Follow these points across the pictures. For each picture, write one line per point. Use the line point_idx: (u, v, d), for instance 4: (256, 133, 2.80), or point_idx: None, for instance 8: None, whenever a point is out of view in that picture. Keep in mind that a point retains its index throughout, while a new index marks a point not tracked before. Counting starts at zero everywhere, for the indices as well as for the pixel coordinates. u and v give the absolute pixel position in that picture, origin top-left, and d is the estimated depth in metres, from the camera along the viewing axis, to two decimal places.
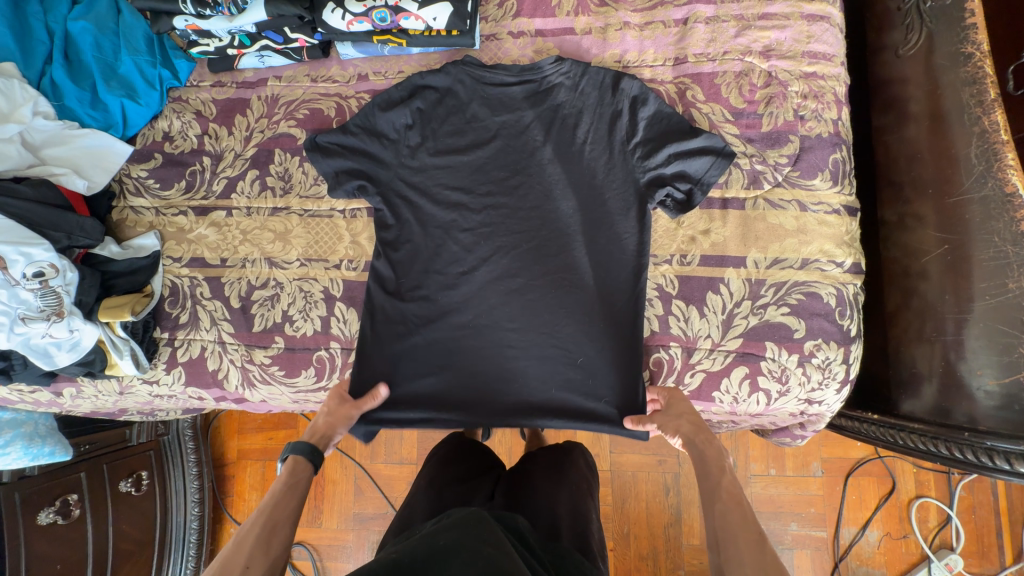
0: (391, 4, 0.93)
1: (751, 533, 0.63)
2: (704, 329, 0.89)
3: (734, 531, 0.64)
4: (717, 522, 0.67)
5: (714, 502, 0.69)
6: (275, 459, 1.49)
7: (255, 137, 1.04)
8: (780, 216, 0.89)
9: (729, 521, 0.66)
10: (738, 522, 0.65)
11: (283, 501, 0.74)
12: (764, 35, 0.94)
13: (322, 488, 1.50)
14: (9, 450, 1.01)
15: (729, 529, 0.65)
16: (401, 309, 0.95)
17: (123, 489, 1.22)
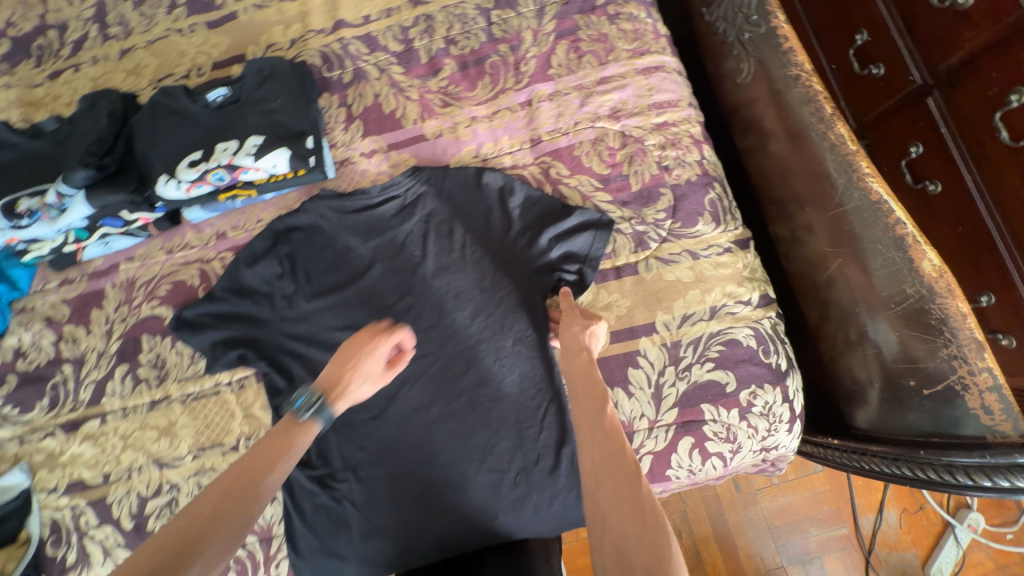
0: (226, 163, 0.88)
1: (624, 469, 0.60)
2: (636, 408, 0.83)
3: (610, 470, 0.60)
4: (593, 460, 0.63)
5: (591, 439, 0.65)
6: None
7: (117, 328, 0.94)
8: (676, 270, 0.86)
9: (608, 459, 0.62)
10: (611, 458, 0.62)
11: (243, 483, 0.61)
12: (606, 98, 0.94)
13: None
14: None
15: (608, 469, 0.61)
16: (314, 478, 0.84)
17: None
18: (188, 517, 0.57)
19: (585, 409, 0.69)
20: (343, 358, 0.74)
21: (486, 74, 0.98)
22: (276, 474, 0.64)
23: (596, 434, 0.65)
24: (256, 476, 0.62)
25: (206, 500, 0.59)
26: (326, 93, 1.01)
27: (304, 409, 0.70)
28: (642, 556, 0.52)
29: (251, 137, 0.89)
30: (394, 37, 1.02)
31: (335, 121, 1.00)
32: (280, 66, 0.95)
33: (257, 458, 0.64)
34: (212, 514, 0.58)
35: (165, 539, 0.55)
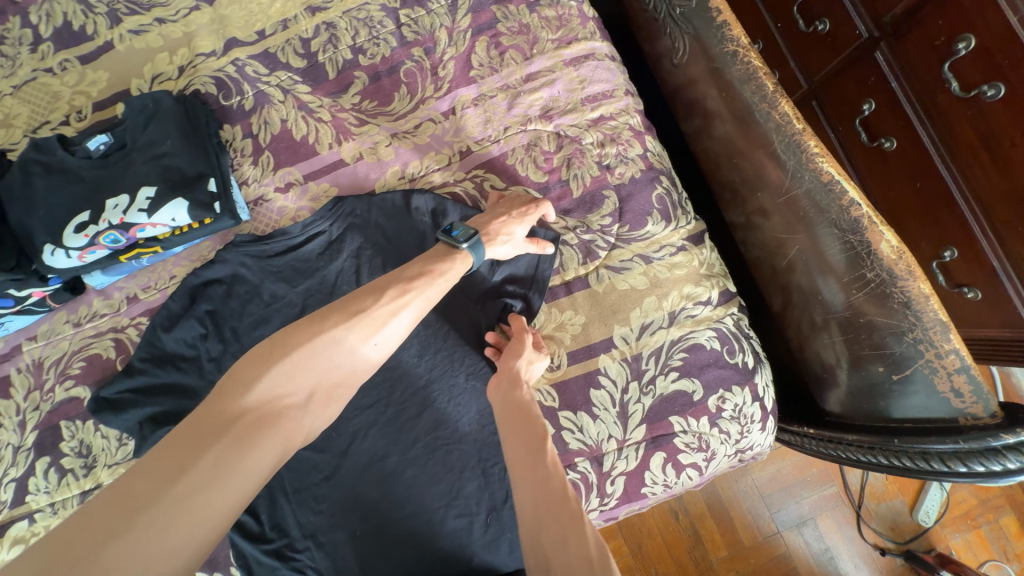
0: (117, 223, 0.78)
1: (566, 509, 0.58)
2: (603, 431, 0.78)
3: (552, 510, 0.59)
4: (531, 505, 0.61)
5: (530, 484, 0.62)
6: None
7: (31, 417, 0.85)
8: (629, 278, 0.80)
9: (549, 499, 0.60)
10: (553, 501, 0.59)
11: (364, 320, 0.62)
12: (536, 97, 0.86)
13: None
14: None
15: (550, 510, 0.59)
16: (271, 552, 0.78)
17: None
18: (299, 345, 0.58)
19: (523, 454, 0.65)
20: (496, 213, 0.77)
21: (401, 83, 0.88)
22: (394, 322, 0.64)
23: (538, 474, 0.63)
24: (371, 326, 0.62)
25: (325, 328, 0.60)
26: (227, 123, 0.90)
27: (459, 238, 0.72)
28: None
29: (142, 189, 0.79)
30: (294, 52, 0.90)
31: (241, 155, 0.89)
32: (165, 101, 0.83)
33: (380, 292, 0.64)
34: (316, 354, 0.59)
35: (282, 353, 0.58)
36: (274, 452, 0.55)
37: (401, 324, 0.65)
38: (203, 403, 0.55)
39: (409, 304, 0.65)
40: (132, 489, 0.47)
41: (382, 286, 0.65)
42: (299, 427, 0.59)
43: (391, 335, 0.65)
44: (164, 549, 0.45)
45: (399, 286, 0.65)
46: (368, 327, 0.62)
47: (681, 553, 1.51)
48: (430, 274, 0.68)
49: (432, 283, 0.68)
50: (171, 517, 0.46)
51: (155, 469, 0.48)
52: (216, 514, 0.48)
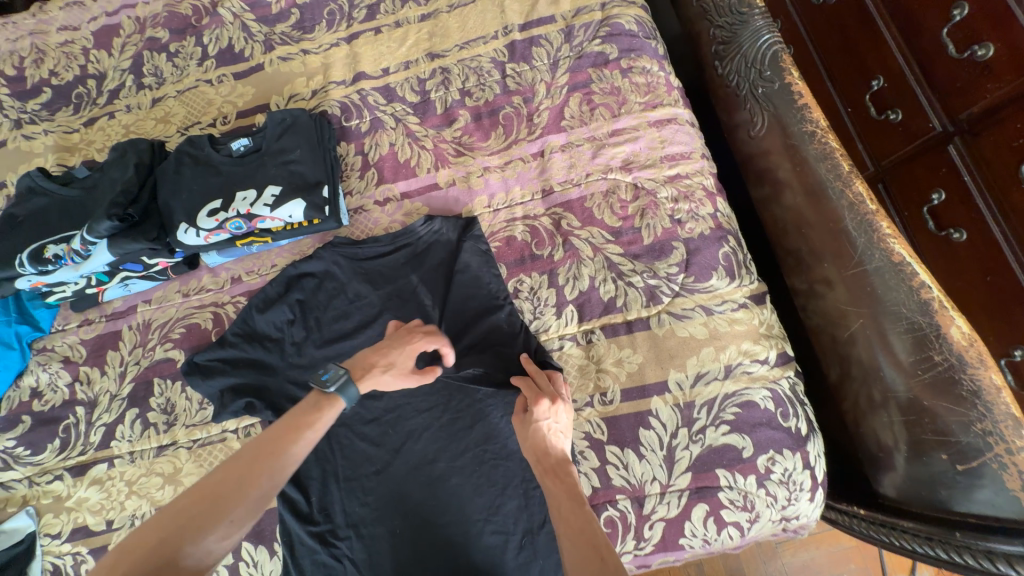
0: (244, 213, 0.91)
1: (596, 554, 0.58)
2: (648, 472, 0.80)
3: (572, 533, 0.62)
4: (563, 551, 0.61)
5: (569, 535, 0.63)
6: None
7: (130, 370, 0.95)
8: (689, 326, 0.84)
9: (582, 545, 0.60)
10: (583, 551, 0.59)
11: (219, 503, 0.57)
12: (618, 150, 0.94)
13: None
14: None
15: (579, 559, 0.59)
16: (315, 534, 0.82)
17: None
18: (158, 538, 0.53)
19: (565, 502, 0.67)
20: (378, 347, 0.76)
21: (499, 125, 0.99)
22: (254, 496, 0.59)
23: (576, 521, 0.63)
24: (228, 503, 0.57)
25: (181, 511, 0.56)
26: (344, 141, 1.03)
27: (328, 381, 0.69)
28: None
29: (269, 187, 0.92)
30: (410, 88, 1.04)
31: (351, 169, 1.01)
32: (299, 117, 0.97)
33: (250, 466, 0.60)
34: (175, 542, 0.53)
35: (133, 553, 0.52)
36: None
37: (265, 486, 0.60)
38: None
39: (274, 466, 0.61)
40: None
41: (254, 459, 0.61)
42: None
43: (251, 503, 0.58)
44: None
45: (266, 448, 0.62)
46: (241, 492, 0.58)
47: None
48: (302, 430, 0.66)
49: (297, 443, 0.64)
50: None
51: None
52: None
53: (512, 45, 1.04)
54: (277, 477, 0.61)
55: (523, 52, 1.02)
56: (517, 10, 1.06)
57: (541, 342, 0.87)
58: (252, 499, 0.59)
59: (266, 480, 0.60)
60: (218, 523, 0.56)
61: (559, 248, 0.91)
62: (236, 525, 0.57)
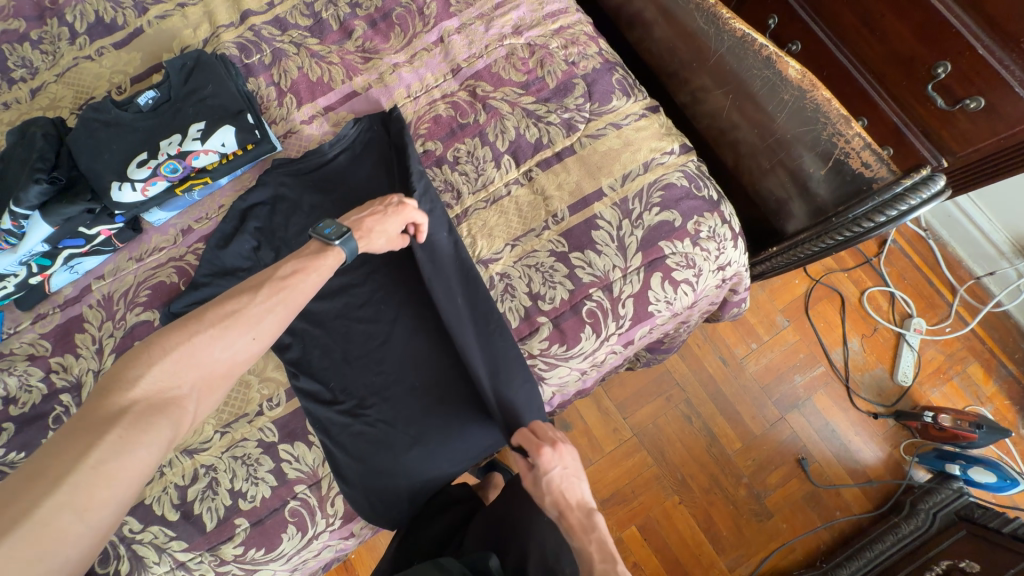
0: (176, 153, 0.92)
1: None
2: (608, 262, 0.94)
3: None
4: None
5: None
6: None
7: (107, 344, 0.95)
8: (606, 141, 0.99)
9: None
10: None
11: (238, 328, 0.67)
12: (507, 19, 1.06)
13: None
14: None
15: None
16: (344, 412, 0.89)
17: None
18: (187, 340, 0.63)
19: (593, 551, 0.78)
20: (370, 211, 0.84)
21: (396, 24, 1.07)
22: (265, 319, 0.69)
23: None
24: (244, 323, 0.67)
25: (201, 329, 0.65)
26: (252, 77, 1.05)
27: (332, 236, 0.78)
28: None
29: (193, 124, 0.94)
30: (301, 14, 1.08)
31: (267, 100, 1.05)
32: (201, 58, 0.99)
33: (262, 290, 0.70)
34: (201, 346, 0.64)
35: (162, 350, 0.62)
36: (169, 434, 0.59)
37: (277, 317, 0.70)
38: (84, 406, 0.58)
39: (286, 299, 0.71)
40: (35, 470, 0.52)
41: (263, 292, 0.70)
42: (191, 411, 0.63)
43: (265, 331, 0.69)
44: (85, 501, 0.52)
45: (273, 284, 0.71)
46: (246, 320, 0.67)
47: (702, 453, 1.64)
48: (305, 270, 0.74)
49: (306, 278, 0.74)
50: (90, 478, 0.53)
51: (67, 444, 0.54)
52: (128, 475, 0.55)
53: None
54: (285, 308, 0.71)
55: None
56: None
57: (492, 193, 0.98)
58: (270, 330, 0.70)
59: (277, 315, 0.70)
60: (239, 346, 0.67)
61: (481, 112, 1.01)
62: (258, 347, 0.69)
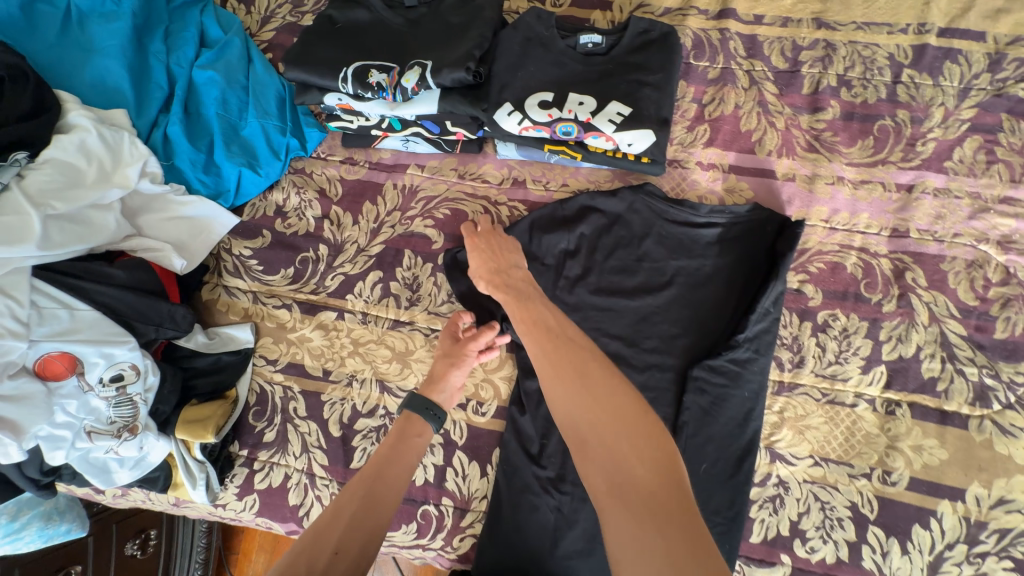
0: (582, 120, 0.80)
1: (695, 547, 0.46)
2: (906, 568, 0.73)
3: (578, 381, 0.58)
4: (553, 381, 0.60)
5: (598, 400, 0.56)
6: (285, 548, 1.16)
7: (383, 231, 0.89)
8: (1011, 444, 0.74)
9: (634, 490, 0.51)
10: (542, 342, 0.63)
11: (352, 511, 0.60)
12: (1003, 222, 0.80)
13: None
14: (22, 533, 0.81)
15: (643, 518, 0.49)
16: (539, 477, 0.79)
17: (129, 554, 0.95)
18: (300, 549, 0.56)
19: (514, 303, 0.70)
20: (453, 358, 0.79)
21: (872, 136, 0.85)
22: (372, 521, 0.60)
23: (600, 396, 0.56)
24: (352, 526, 0.59)
25: (306, 537, 0.57)
26: (684, 81, 0.90)
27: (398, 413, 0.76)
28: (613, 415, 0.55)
29: (616, 104, 0.80)
30: (781, 51, 0.89)
31: (680, 115, 0.89)
32: (669, 37, 0.84)
33: (358, 487, 0.63)
34: (312, 554, 0.55)
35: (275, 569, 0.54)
36: None
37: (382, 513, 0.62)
38: None
39: (379, 487, 0.63)
40: None
41: (356, 489, 0.63)
42: None
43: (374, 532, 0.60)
44: None
45: (363, 480, 0.64)
46: (354, 520, 0.59)
47: None
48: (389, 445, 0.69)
49: (403, 466, 0.68)
50: None
51: None
52: None
53: (922, 47, 0.86)
54: (393, 484, 0.65)
55: (932, 62, 0.86)
56: (943, 9, 0.88)
57: (835, 390, 0.78)
58: (382, 510, 0.62)
59: (389, 488, 0.64)
60: (355, 532, 0.58)
61: (892, 299, 0.80)
62: (374, 531, 0.60)
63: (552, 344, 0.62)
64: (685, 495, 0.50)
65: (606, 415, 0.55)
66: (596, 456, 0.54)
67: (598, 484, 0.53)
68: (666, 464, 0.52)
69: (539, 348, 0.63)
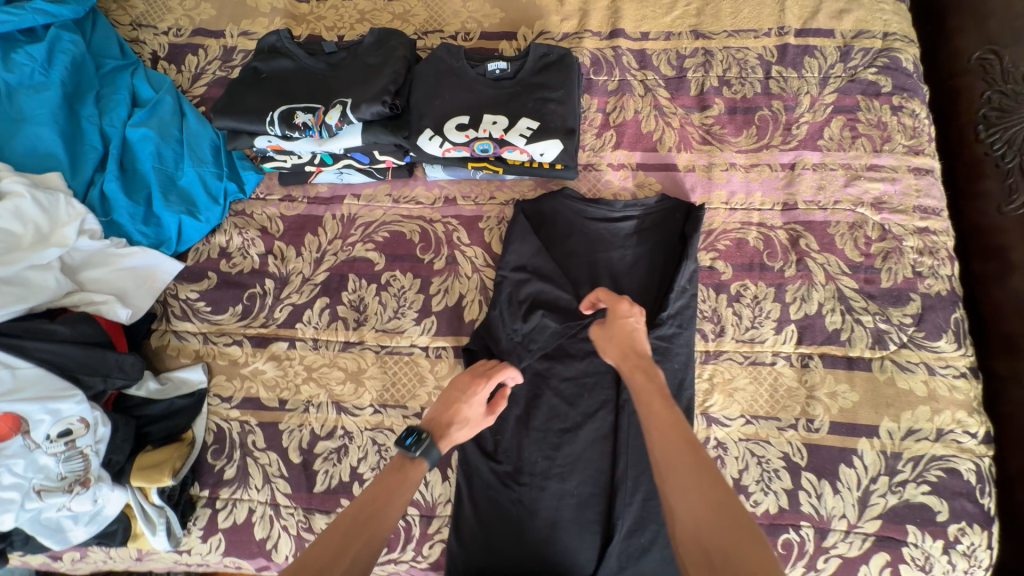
0: (496, 137, 0.88)
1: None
2: (839, 507, 0.79)
3: (703, 490, 0.58)
4: (681, 485, 0.59)
5: (723, 521, 0.55)
6: None
7: (327, 259, 0.94)
8: (910, 380, 0.83)
9: None
10: (675, 444, 0.62)
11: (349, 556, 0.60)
12: (873, 186, 0.92)
13: None
14: None
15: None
16: (496, 473, 0.82)
17: None
18: None
19: (648, 390, 0.69)
20: (452, 399, 0.77)
21: (754, 125, 0.96)
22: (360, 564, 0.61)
23: (727, 519, 0.55)
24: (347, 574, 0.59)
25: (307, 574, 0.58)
26: (588, 94, 1.00)
27: (411, 446, 0.72)
28: (737, 539, 0.54)
29: (525, 119, 0.89)
30: (668, 61, 1.01)
31: (589, 124, 0.99)
32: (566, 58, 0.94)
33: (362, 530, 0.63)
34: None
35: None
36: None
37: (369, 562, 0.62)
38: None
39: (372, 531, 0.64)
40: None
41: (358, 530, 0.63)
42: None
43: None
44: None
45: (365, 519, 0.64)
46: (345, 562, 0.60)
47: None
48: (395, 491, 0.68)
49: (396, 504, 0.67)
50: None
51: None
52: None
53: (784, 47, 1.00)
54: (390, 517, 0.66)
55: (794, 57, 0.99)
56: (797, 14, 1.02)
57: (755, 352, 0.86)
58: (374, 546, 0.63)
59: (381, 531, 0.64)
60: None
61: (792, 265, 0.89)
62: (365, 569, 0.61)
63: (688, 449, 0.61)
64: None
65: (736, 540, 0.54)
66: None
67: None
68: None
69: (668, 453, 0.62)
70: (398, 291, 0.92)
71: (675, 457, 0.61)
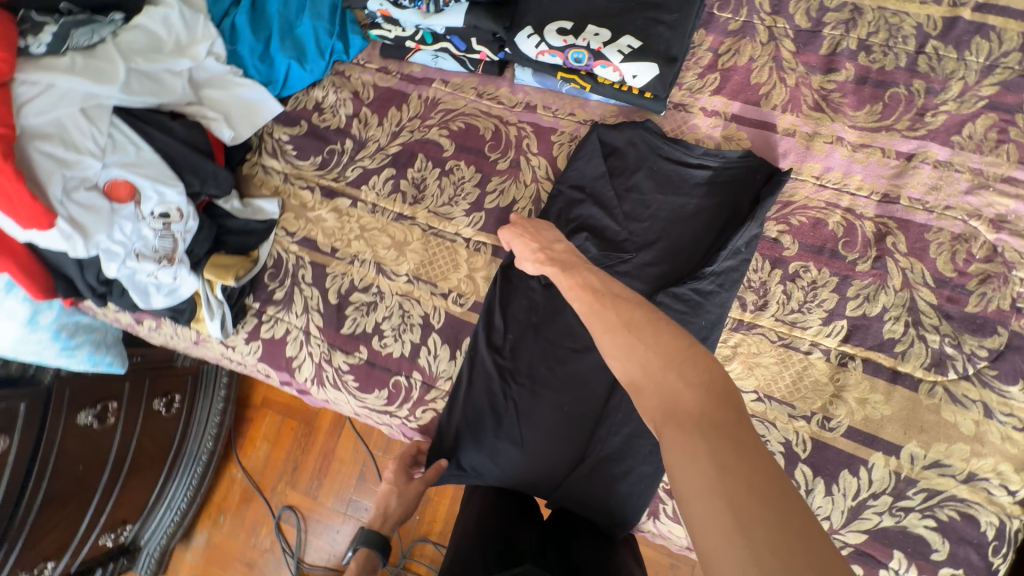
0: (593, 48, 0.86)
1: (785, 517, 0.39)
2: (825, 508, 0.76)
3: (621, 325, 0.58)
4: (602, 332, 0.60)
5: (642, 337, 0.55)
6: (296, 419, 1.34)
7: (403, 134, 0.99)
8: (958, 413, 0.75)
9: (685, 413, 0.47)
10: (594, 305, 0.64)
11: None
12: (1002, 201, 0.80)
13: (328, 461, 1.30)
14: (77, 351, 0.92)
15: (721, 493, 0.40)
16: (498, 367, 0.87)
17: (157, 407, 1.09)
18: None
19: (562, 272, 0.74)
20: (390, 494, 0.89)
21: (881, 101, 0.85)
22: None
23: (644, 335, 0.55)
24: None
25: None
26: (703, 30, 0.94)
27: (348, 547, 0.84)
28: (652, 352, 0.53)
29: (627, 37, 0.85)
30: (806, 10, 0.91)
31: (694, 62, 0.93)
32: None
33: None
34: None
35: None
36: None
37: None
38: None
39: None
40: None
41: None
42: None
43: None
44: None
45: None
46: None
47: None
48: None
49: None
50: None
51: None
52: None
53: (953, 20, 0.86)
54: None
55: (960, 35, 0.85)
56: None
57: (792, 336, 0.82)
58: None
59: None
60: None
61: (868, 260, 0.81)
62: None
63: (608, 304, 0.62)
64: (739, 416, 0.46)
65: (657, 355, 0.53)
66: (649, 392, 0.51)
67: (655, 418, 0.50)
68: (718, 390, 0.48)
69: (605, 328, 0.59)
70: (458, 180, 0.96)
71: (597, 311, 0.63)
